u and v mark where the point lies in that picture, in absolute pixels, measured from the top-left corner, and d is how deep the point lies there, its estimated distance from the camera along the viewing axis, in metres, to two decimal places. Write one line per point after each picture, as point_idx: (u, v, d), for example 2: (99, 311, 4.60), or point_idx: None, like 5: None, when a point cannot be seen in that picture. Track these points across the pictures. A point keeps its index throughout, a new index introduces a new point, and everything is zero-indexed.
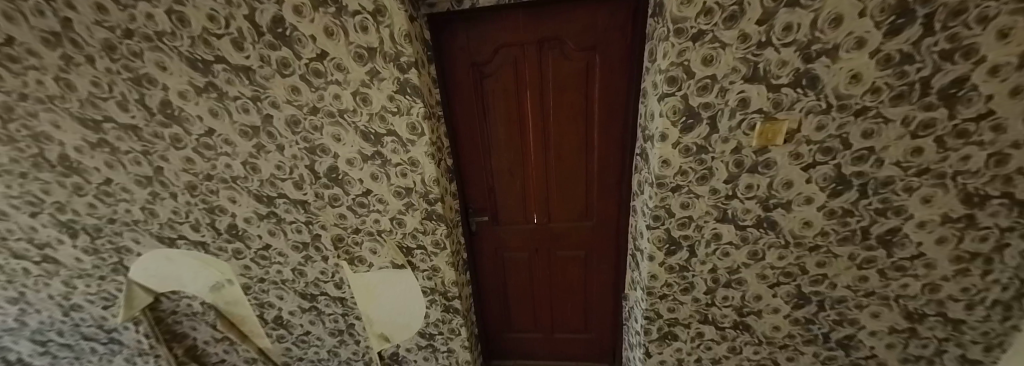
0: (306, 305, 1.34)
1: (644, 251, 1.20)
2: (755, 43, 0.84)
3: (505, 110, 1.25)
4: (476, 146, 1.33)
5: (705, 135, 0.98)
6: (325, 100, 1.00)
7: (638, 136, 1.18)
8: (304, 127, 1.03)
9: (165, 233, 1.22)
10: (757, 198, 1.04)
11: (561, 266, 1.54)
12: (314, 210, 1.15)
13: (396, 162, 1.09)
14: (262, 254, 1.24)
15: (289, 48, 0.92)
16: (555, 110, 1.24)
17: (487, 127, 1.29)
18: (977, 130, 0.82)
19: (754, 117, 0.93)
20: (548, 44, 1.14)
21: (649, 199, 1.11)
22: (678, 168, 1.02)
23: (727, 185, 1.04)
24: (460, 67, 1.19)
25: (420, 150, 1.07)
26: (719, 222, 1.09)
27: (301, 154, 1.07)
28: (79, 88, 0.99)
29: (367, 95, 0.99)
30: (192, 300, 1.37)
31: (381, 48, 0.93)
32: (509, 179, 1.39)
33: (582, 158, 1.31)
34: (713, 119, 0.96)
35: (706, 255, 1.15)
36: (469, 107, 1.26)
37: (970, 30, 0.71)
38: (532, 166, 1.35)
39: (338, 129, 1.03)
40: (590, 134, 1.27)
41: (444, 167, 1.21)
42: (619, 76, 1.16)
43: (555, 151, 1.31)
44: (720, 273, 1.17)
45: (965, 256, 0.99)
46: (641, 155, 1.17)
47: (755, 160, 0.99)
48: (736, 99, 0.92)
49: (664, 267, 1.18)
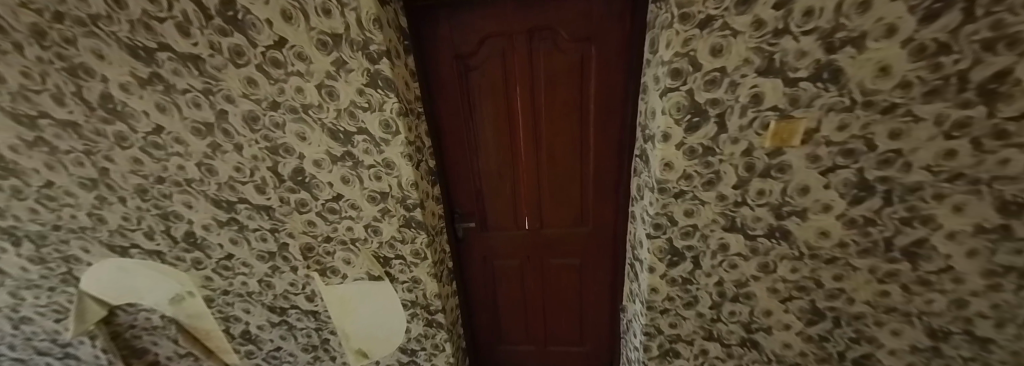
0: (275, 319, 1.23)
1: (643, 262, 1.09)
2: (771, 31, 0.74)
3: (493, 108, 1.15)
4: (461, 145, 1.22)
5: (713, 135, 0.86)
6: (285, 94, 0.88)
7: (637, 136, 1.08)
8: (264, 124, 0.92)
9: (116, 241, 1.11)
10: (770, 205, 0.92)
11: (554, 275, 1.43)
12: (279, 217, 1.04)
13: (369, 163, 0.98)
14: (224, 264, 1.12)
15: (242, 34, 0.81)
16: (546, 108, 1.13)
17: (473, 125, 1.18)
18: (1020, 130, 0.68)
19: (767, 115, 0.83)
20: (539, 36, 1.03)
21: (649, 205, 1.00)
22: (682, 172, 0.91)
23: (736, 191, 0.92)
24: (442, 60, 1.09)
25: (395, 150, 0.96)
26: (727, 232, 0.97)
27: (262, 154, 0.95)
28: (8, 80, 0.88)
29: (333, 88, 0.88)
30: (151, 313, 1.25)
31: (348, 35, 0.82)
32: (497, 182, 1.28)
33: (575, 160, 1.21)
34: (722, 117, 0.84)
35: (712, 267, 1.02)
36: (452, 103, 1.15)
37: (1017, 17, 0.58)
38: (522, 170, 1.25)
39: (302, 126, 0.92)
40: (584, 134, 1.16)
41: (424, 169, 1.10)
42: (615, 71, 1.05)
43: (545, 152, 1.21)
44: (727, 287, 1.05)
45: (998, 271, 0.86)
46: (640, 157, 1.06)
47: (769, 163, 0.87)
48: (747, 96, 0.81)
49: (665, 280, 1.06)
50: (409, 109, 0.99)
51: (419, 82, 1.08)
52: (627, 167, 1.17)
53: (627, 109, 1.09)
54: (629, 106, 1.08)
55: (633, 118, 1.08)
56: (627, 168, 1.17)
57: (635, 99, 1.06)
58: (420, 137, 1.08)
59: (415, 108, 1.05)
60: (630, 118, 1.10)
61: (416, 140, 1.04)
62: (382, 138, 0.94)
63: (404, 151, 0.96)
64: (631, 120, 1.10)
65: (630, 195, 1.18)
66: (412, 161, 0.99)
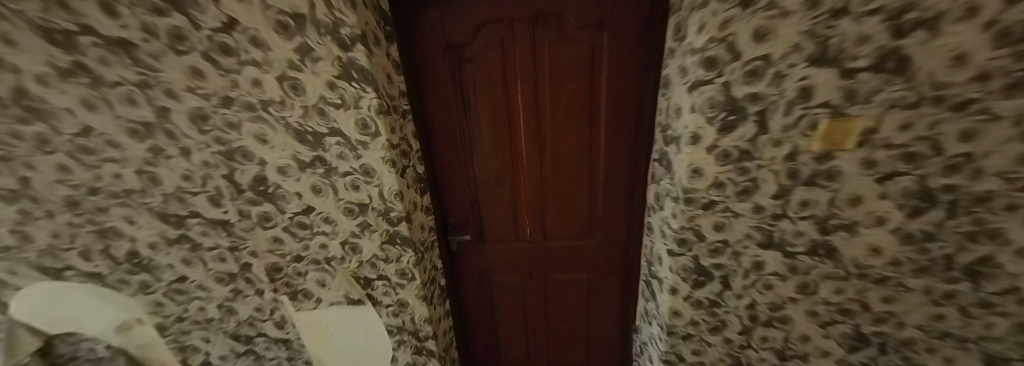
0: (240, 349, 1.06)
1: (663, 281, 0.96)
2: (829, 9, 0.56)
3: (490, 106, 1.00)
4: (455, 148, 1.07)
5: (751, 136, 0.73)
6: (239, 88, 0.72)
7: (655, 138, 0.94)
8: (216, 123, 0.74)
9: (48, 263, 0.87)
10: (814, 218, 0.78)
11: (559, 292, 1.28)
12: (239, 233, 0.88)
13: (344, 170, 0.83)
14: (176, 287, 0.95)
15: (181, 13, 0.62)
16: (551, 106, 0.99)
17: (467, 125, 1.04)
18: None
19: (817, 113, 0.65)
20: (542, 21, 0.89)
21: (672, 218, 0.87)
22: (713, 180, 0.78)
23: (775, 202, 0.78)
24: (432, 50, 0.94)
25: (375, 155, 0.83)
26: (764, 249, 0.83)
27: (215, 160, 0.79)
28: None
29: (298, 81, 0.73)
30: (94, 343, 1.09)
31: (313, 15, 0.70)
32: (495, 190, 1.13)
33: (584, 164, 1.07)
34: (762, 115, 0.70)
35: (744, 288, 0.88)
36: (444, 101, 1.00)
37: None
38: (523, 175, 1.11)
39: (262, 126, 0.76)
40: (593, 135, 1.03)
41: (411, 176, 0.95)
42: (629, 62, 0.91)
43: (550, 156, 1.07)
44: (760, 310, 0.92)
45: None
46: (659, 162, 0.92)
47: (816, 169, 0.72)
48: (794, 89, 0.65)
49: (688, 303, 0.93)
50: (393, 106, 0.88)
51: (404, 75, 0.94)
52: (641, 171, 1.03)
53: (643, 107, 0.96)
54: (645, 103, 0.95)
55: (651, 117, 0.94)
56: (642, 173, 1.03)
57: (652, 94, 0.92)
58: (409, 138, 0.96)
59: (399, 105, 0.92)
60: (646, 116, 0.96)
61: (404, 142, 0.92)
62: (358, 140, 0.82)
63: (387, 156, 0.84)
64: (647, 118, 0.96)
65: (645, 204, 1.04)
66: (396, 167, 0.87)
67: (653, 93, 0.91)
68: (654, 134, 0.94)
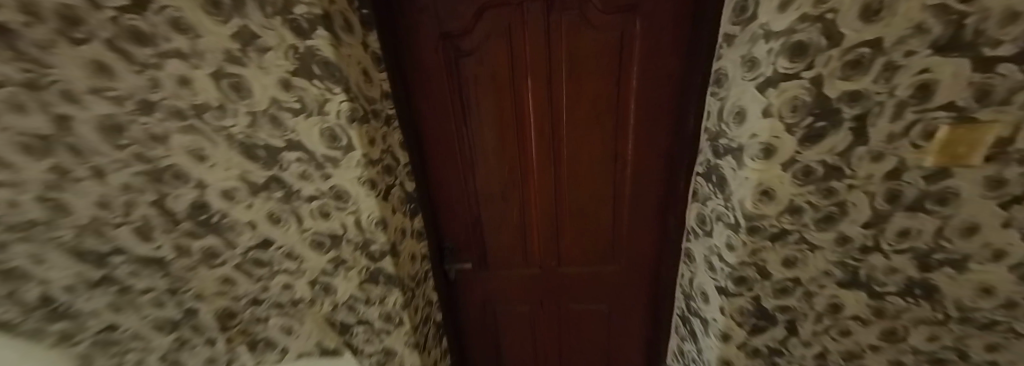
0: None
1: (710, 324, 0.78)
2: None
3: (495, 109, 0.82)
4: (452, 159, 0.89)
5: (845, 148, 0.55)
6: (163, 88, 0.44)
7: (698, 147, 0.76)
8: (138, 136, 0.43)
9: None
10: (913, 252, 0.62)
11: (575, 324, 1.10)
12: None
13: (311, 194, 0.65)
14: None
15: None
16: (568, 108, 0.82)
17: (467, 132, 0.86)
18: None
19: (937, 117, 0.49)
20: (560, 3, 0.71)
21: (725, 250, 0.68)
22: (787, 204, 0.59)
23: (866, 231, 0.61)
24: (422, 40, 0.75)
25: (347, 174, 0.63)
26: (843, 289, 0.66)
27: (142, 184, 0.45)
28: None
29: (240, 79, 0.52)
30: None
31: None
32: (500, 209, 0.95)
33: (607, 178, 0.89)
34: (862, 121, 0.52)
35: (814, 334, 0.71)
36: (437, 103, 0.82)
37: None
38: (534, 192, 0.92)
39: (199, 139, 0.50)
40: (618, 144, 0.85)
41: (397, 197, 0.76)
42: (666, 55, 0.73)
43: (566, 168, 0.89)
44: (831, 360, 0.74)
45: None
46: (704, 177, 0.74)
47: (926, 192, 0.56)
48: (908, 87, 0.48)
49: (743, 351, 0.75)
50: (379, 113, 0.69)
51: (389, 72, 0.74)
52: (676, 188, 0.85)
53: (680, 109, 0.78)
54: (683, 105, 0.77)
55: (692, 122, 0.76)
56: (676, 190, 0.85)
57: (695, 94, 0.73)
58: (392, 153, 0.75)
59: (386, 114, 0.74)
60: (684, 121, 0.78)
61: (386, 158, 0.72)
62: (325, 156, 0.62)
63: (364, 175, 0.63)
64: (685, 124, 0.78)
65: (682, 227, 0.86)
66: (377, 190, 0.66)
67: (695, 93, 0.73)
68: (696, 144, 0.76)
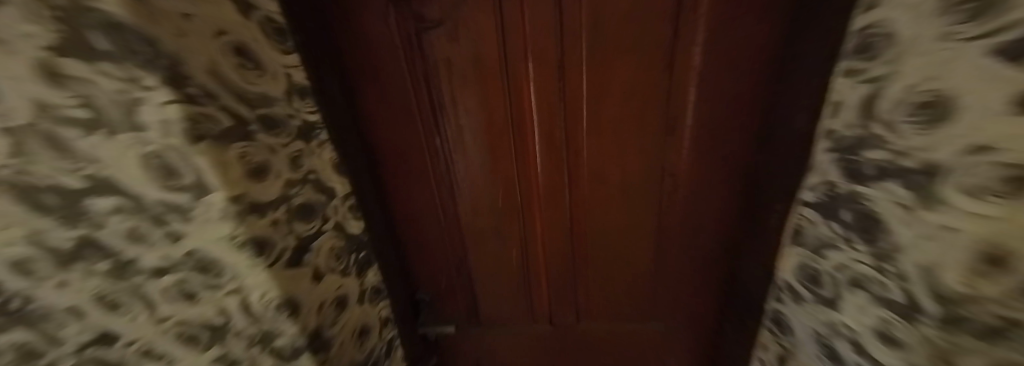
0: None
1: None
2: None
3: (483, 108, 0.54)
4: (423, 183, 0.62)
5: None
6: None
7: (802, 162, 0.46)
8: None
9: None
10: None
11: None
12: None
13: (164, 263, 0.32)
14: None
15: None
16: (594, 107, 0.53)
17: (443, 144, 0.58)
18: None
19: None
20: None
21: (881, 342, 0.37)
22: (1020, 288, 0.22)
23: None
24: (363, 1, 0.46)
25: (208, 233, 0.33)
26: None
27: None
28: None
29: None
30: None
31: None
32: (495, 248, 0.67)
33: (649, 203, 0.61)
34: None
35: None
36: (395, 103, 0.54)
37: None
38: (541, 224, 0.65)
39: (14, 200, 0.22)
40: (667, 156, 0.56)
41: (327, 250, 0.46)
42: (761, 10, 0.45)
43: (588, 192, 0.61)
44: None
45: None
46: (822, 209, 0.44)
47: None
48: None
49: None
50: (278, 119, 0.39)
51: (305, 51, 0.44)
52: (763, 223, 0.54)
53: (777, 99, 0.49)
54: (783, 93, 0.47)
55: (797, 120, 0.46)
56: (767, 224, 0.53)
57: (815, 74, 0.42)
58: (319, 184, 0.46)
59: (299, 117, 0.43)
60: (784, 119, 0.48)
61: (298, 194, 0.41)
62: (162, 206, 0.30)
63: (237, 234, 0.33)
64: (788, 122, 0.47)
65: (772, 283, 0.54)
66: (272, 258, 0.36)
67: (813, 71, 0.42)
68: (808, 158, 0.45)
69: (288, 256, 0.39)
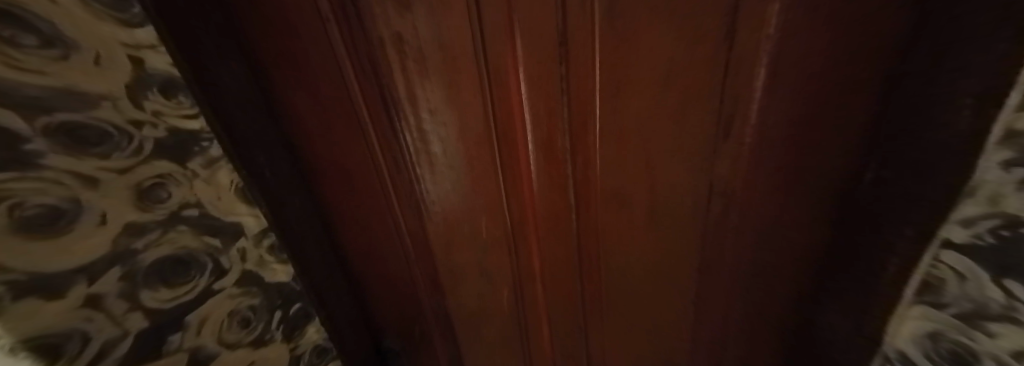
0: None
1: None
2: None
3: (452, 109, 0.39)
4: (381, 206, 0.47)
5: None
6: None
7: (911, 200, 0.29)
8: None
9: None
10: None
11: None
12: None
13: None
14: None
15: None
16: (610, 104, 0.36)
17: (403, 156, 0.43)
18: None
19: None
20: None
21: None
22: None
23: None
24: None
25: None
26: None
27: None
28: None
29: None
30: None
31: None
32: (482, 282, 0.53)
33: (690, 232, 0.45)
34: None
35: None
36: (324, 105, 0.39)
37: None
38: (540, 258, 0.51)
39: None
40: (717, 171, 0.40)
41: (214, 312, 0.36)
42: None
43: (600, 215, 0.46)
44: None
45: None
46: (937, 266, 0.28)
47: None
48: None
49: None
50: (117, 132, 0.25)
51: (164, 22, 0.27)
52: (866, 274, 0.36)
53: (899, 83, 0.28)
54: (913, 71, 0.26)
55: (942, 117, 0.24)
56: (874, 273, 0.35)
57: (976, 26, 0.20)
58: (200, 221, 0.33)
59: (165, 126, 0.29)
60: (911, 114, 0.27)
61: (152, 246, 0.29)
62: None
63: None
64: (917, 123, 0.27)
65: (872, 356, 0.38)
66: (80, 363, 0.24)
67: (981, 8, 0.20)
68: (966, 175, 0.24)
69: (127, 346, 0.27)
